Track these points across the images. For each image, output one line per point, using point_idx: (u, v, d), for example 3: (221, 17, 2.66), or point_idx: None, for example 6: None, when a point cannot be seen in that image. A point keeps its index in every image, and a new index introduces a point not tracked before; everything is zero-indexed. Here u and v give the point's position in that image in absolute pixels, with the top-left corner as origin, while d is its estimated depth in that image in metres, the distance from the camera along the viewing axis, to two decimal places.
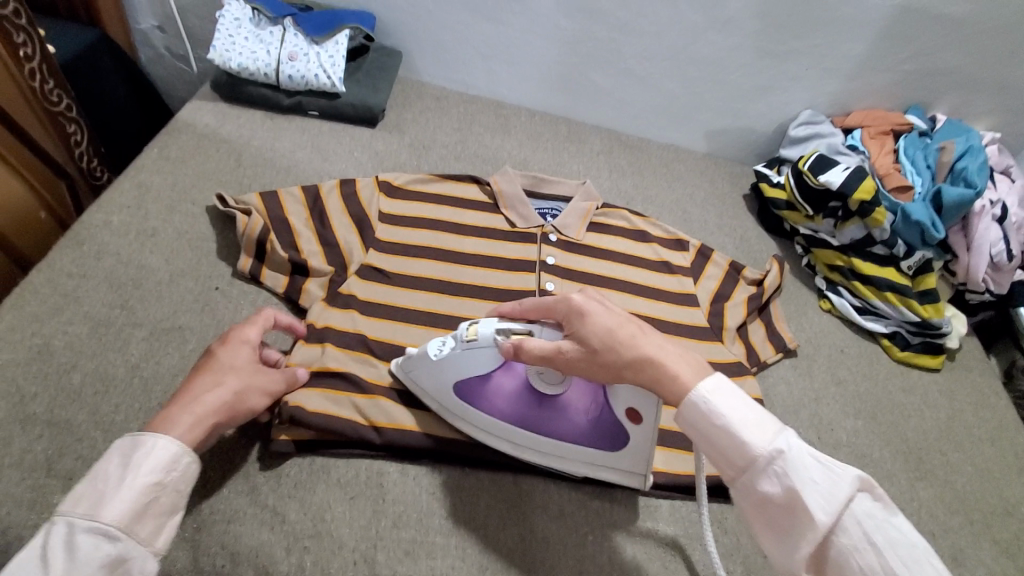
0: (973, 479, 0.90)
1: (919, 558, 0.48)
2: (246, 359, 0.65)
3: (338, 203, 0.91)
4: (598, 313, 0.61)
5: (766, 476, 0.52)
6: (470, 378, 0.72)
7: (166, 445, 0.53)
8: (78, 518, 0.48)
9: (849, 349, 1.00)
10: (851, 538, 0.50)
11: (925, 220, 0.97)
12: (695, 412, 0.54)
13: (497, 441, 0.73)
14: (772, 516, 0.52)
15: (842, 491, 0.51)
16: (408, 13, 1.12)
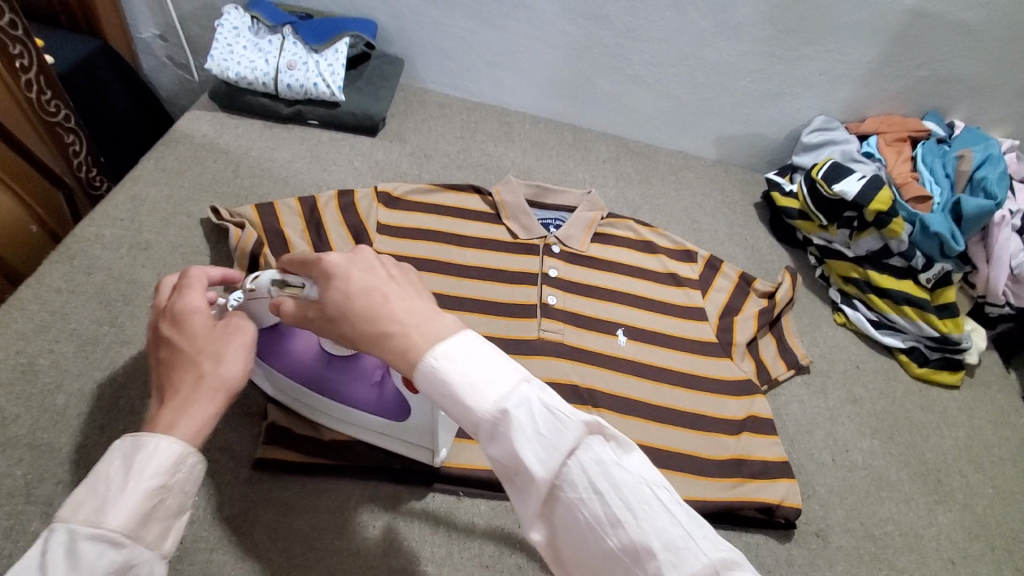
0: (996, 504, 0.86)
1: (642, 498, 0.39)
2: (201, 329, 0.53)
3: (335, 215, 0.89)
4: (351, 275, 0.51)
5: (490, 437, 0.43)
6: (261, 335, 0.70)
7: (168, 445, 0.45)
8: (76, 525, 0.41)
9: (865, 365, 0.96)
10: (577, 495, 0.40)
11: (944, 232, 0.93)
12: (424, 375, 0.45)
13: (284, 399, 0.72)
14: (508, 479, 0.44)
15: (567, 442, 0.41)
16: (409, 19, 1.10)
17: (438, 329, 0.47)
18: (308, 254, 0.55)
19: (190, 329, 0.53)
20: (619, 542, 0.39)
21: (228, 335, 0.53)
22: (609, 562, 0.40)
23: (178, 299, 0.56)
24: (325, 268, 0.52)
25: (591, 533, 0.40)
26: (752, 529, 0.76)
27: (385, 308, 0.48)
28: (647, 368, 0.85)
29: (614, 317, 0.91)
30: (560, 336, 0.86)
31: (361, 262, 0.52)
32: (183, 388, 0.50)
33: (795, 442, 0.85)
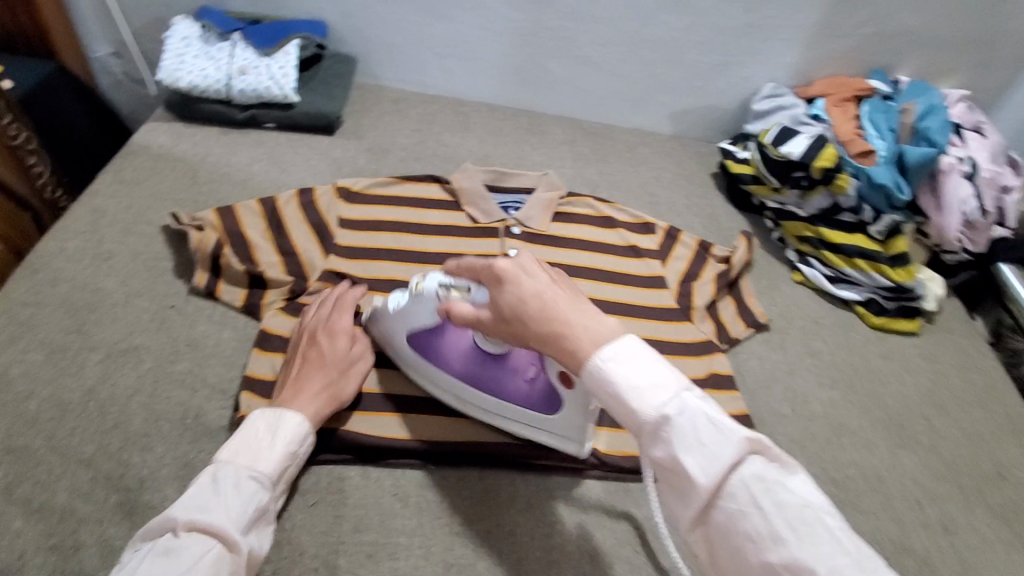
0: (963, 443, 0.87)
1: (804, 519, 0.47)
2: (342, 348, 0.74)
3: (295, 212, 0.90)
4: (520, 279, 0.60)
5: (656, 441, 0.52)
6: (422, 332, 0.75)
7: (300, 421, 0.64)
8: (239, 468, 0.58)
9: (823, 319, 0.99)
10: (738, 503, 0.49)
11: (889, 183, 0.96)
12: (597, 380, 0.54)
13: (445, 393, 0.76)
14: (669, 481, 0.53)
15: (730, 456, 0.50)
16: (359, 17, 1.12)
17: (604, 336, 0.56)
18: (476, 261, 0.64)
19: (336, 341, 0.74)
20: (777, 555, 0.47)
21: (356, 361, 0.75)
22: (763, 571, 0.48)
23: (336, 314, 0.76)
24: (498, 273, 0.61)
25: (749, 542, 0.48)
26: None
27: (549, 312, 0.57)
28: None
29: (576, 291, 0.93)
30: None
31: (526, 269, 0.60)
32: (320, 386, 0.69)
33: (756, 397, 0.87)
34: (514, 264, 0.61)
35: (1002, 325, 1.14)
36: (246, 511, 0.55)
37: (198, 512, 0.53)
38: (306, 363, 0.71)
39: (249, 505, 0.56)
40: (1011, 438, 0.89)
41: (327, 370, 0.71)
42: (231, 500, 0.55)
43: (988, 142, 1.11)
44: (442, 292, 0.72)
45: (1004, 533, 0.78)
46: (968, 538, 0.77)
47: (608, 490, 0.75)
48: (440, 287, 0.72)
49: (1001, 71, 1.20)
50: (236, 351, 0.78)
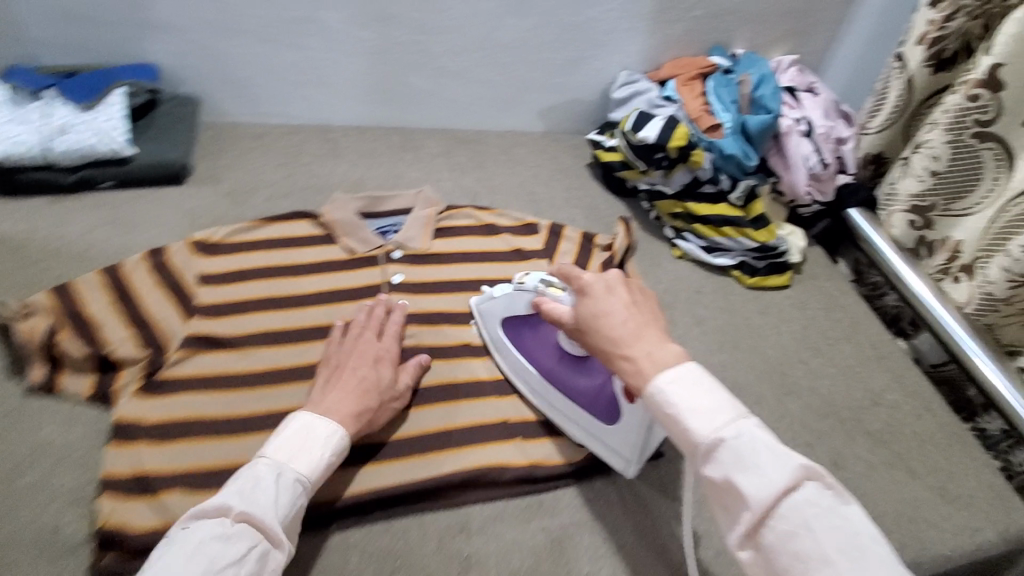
0: (837, 380, 0.95)
1: (856, 544, 0.51)
2: (387, 377, 0.76)
3: (146, 277, 0.83)
4: (601, 298, 0.69)
5: (710, 460, 0.57)
6: (518, 321, 0.86)
7: (342, 437, 0.67)
8: (288, 469, 0.62)
9: (704, 288, 1.04)
10: (790, 525, 0.53)
11: (737, 152, 1.02)
12: (655, 399, 0.60)
13: (518, 377, 0.85)
14: (722, 499, 0.57)
15: (785, 480, 0.54)
16: (190, 54, 1.04)
17: (664, 360, 0.62)
18: (571, 271, 0.72)
19: (378, 367, 0.77)
20: None
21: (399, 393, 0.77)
22: None
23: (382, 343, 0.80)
24: (583, 288, 0.70)
25: (798, 563, 0.52)
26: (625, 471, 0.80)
27: (615, 329, 0.66)
28: None
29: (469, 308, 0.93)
30: (415, 340, 0.87)
31: (608, 288, 0.69)
32: (359, 408, 0.71)
33: None
34: (602, 283, 0.70)
35: (860, 263, 1.26)
36: (287, 510, 0.60)
37: (247, 503, 0.58)
38: (343, 379, 0.73)
39: (290, 506, 0.60)
40: (877, 366, 0.98)
41: (365, 394, 0.72)
42: (279, 496, 0.59)
43: (820, 99, 1.22)
44: (542, 287, 0.81)
45: (883, 456, 0.86)
46: (855, 469, 0.84)
47: (519, 505, 0.76)
48: (540, 283, 0.82)
49: (820, 34, 1.32)
50: (92, 448, 0.71)
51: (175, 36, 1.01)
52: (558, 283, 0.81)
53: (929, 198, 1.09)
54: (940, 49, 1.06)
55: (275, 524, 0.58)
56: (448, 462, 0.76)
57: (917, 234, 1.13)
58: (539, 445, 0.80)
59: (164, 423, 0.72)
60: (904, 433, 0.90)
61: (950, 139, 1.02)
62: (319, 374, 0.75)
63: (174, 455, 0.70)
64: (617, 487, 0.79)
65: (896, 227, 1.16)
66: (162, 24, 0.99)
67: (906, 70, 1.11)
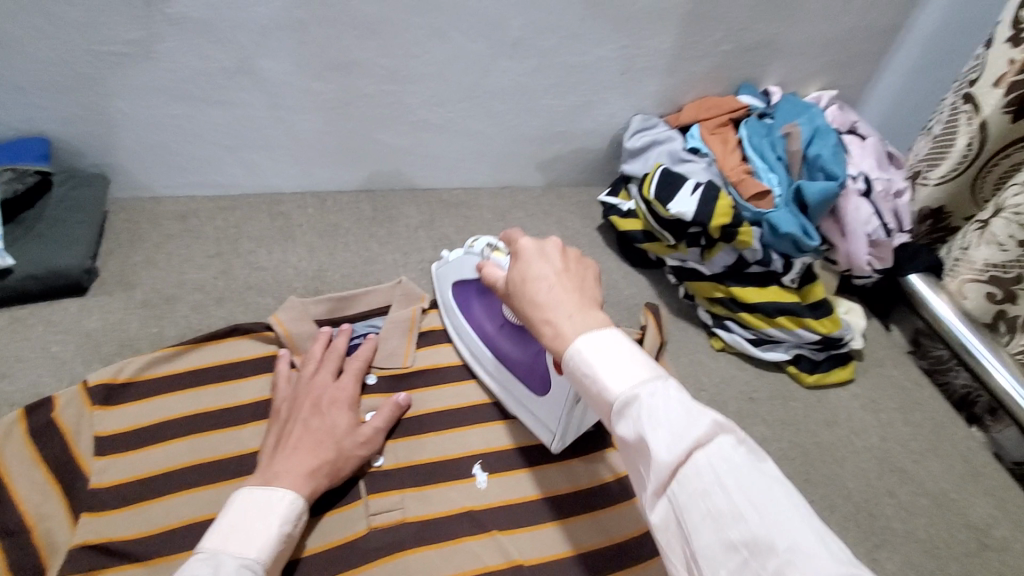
0: (933, 514, 0.76)
1: (774, 500, 0.38)
2: (345, 424, 0.67)
3: (21, 451, 0.61)
4: (529, 260, 0.54)
5: (620, 418, 0.43)
6: (463, 281, 0.79)
7: (292, 498, 0.57)
8: (228, 556, 0.51)
9: (757, 394, 0.85)
10: (701, 484, 0.39)
11: (795, 231, 0.82)
12: (569, 361, 0.47)
13: (464, 343, 0.79)
14: (629, 458, 0.44)
15: (697, 433, 0.40)
16: (89, 122, 0.80)
17: (587, 323, 0.48)
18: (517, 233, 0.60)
19: (333, 412, 0.67)
20: (741, 538, 0.37)
21: (368, 440, 0.67)
22: (721, 559, 0.37)
23: (342, 380, 0.71)
24: (515, 249, 0.56)
25: (709, 524, 0.38)
26: None
27: (539, 297, 0.51)
28: (513, 511, 0.68)
29: (466, 451, 0.72)
30: (398, 513, 0.66)
31: (543, 252, 0.54)
32: (314, 464, 0.62)
33: None
34: (534, 246, 0.55)
35: (920, 332, 1.05)
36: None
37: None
38: (294, 403, 0.67)
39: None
40: (976, 488, 0.80)
41: (320, 446, 0.63)
42: None
43: (870, 145, 1.04)
44: (486, 250, 0.71)
45: None
46: None
47: None
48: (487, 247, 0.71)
49: (861, 65, 1.14)
50: None
51: (69, 102, 0.77)
52: (504, 247, 0.70)
53: (1013, 269, 0.90)
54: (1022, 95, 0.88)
55: None
56: None
57: (996, 308, 0.94)
58: None
59: None
60: None
61: None
62: (270, 433, 0.65)
63: None
64: None
65: (968, 298, 0.97)
66: (48, 88, 0.75)
67: (977, 117, 0.93)
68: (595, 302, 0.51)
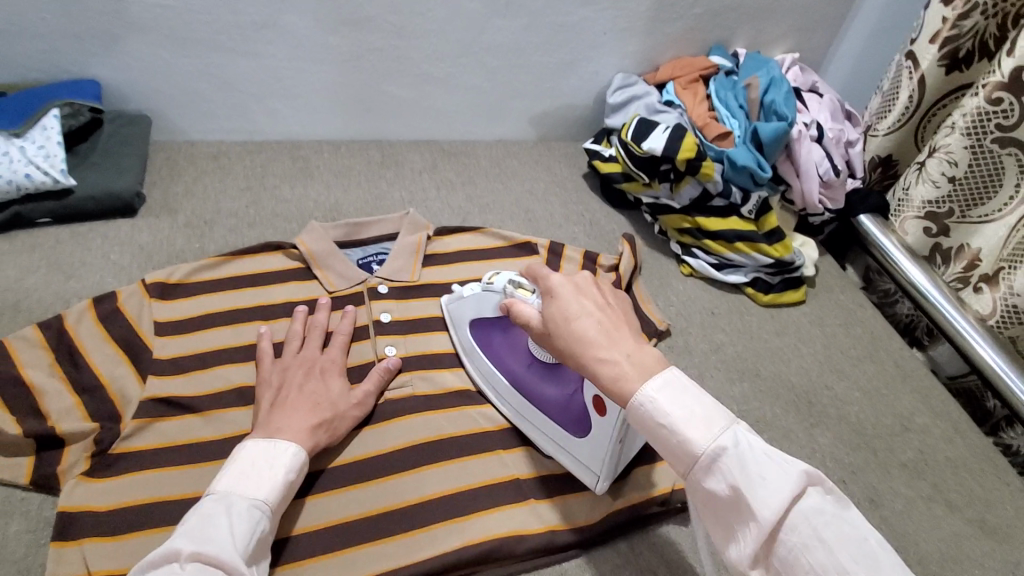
0: (864, 405, 0.89)
1: (867, 550, 0.48)
2: (338, 391, 0.72)
3: (93, 329, 0.72)
4: (568, 300, 0.61)
5: (712, 474, 0.51)
6: (486, 325, 0.80)
7: (296, 452, 0.63)
8: (239, 497, 0.57)
9: (718, 309, 0.98)
10: (802, 537, 0.48)
11: (751, 163, 0.95)
12: (637, 406, 0.54)
13: (490, 387, 0.79)
14: (721, 514, 0.52)
15: (791, 488, 0.50)
16: (134, 68, 0.91)
17: (645, 363, 0.56)
18: (538, 269, 0.64)
19: (326, 379, 0.73)
20: None
21: (358, 403, 0.73)
22: None
23: (325, 355, 0.76)
24: (547, 287, 0.62)
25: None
26: (653, 527, 0.73)
27: (588, 334, 0.58)
28: None
29: None
30: (410, 388, 0.78)
31: (578, 290, 0.62)
32: (314, 422, 0.67)
33: None
34: (567, 282, 0.62)
35: (870, 269, 1.20)
36: (245, 542, 0.55)
37: (199, 544, 0.52)
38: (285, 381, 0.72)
39: (248, 536, 0.55)
40: (904, 386, 0.93)
41: (317, 408, 0.69)
42: (235, 528, 0.55)
43: (826, 100, 1.16)
44: (509, 288, 0.72)
45: (921, 489, 0.81)
46: (896, 506, 0.79)
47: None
48: (508, 284, 0.72)
49: (822, 30, 1.26)
50: (30, 549, 0.61)
51: (119, 49, 0.88)
52: (527, 283, 0.71)
53: (945, 204, 1.05)
54: (954, 48, 1.01)
55: (232, 559, 0.52)
56: (453, 534, 0.67)
57: (932, 241, 1.10)
58: (558, 506, 0.71)
59: (119, 510, 0.62)
60: (937, 460, 0.85)
61: (969, 144, 0.98)
62: (262, 398, 0.70)
63: (131, 552, 0.60)
64: (643, 543, 0.72)
65: (909, 234, 1.12)
66: (101, 36, 0.86)
67: (918, 70, 1.06)
68: (640, 336, 0.59)
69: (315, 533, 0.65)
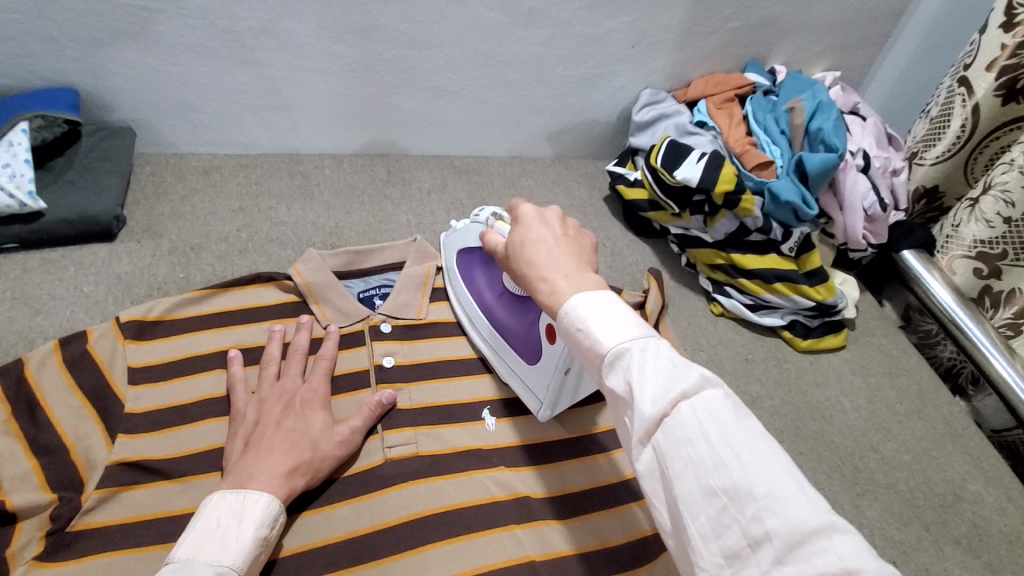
0: (913, 469, 0.81)
1: (757, 451, 0.40)
2: (319, 426, 0.65)
3: (58, 379, 0.64)
4: (530, 225, 0.58)
5: (611, 372, 0.45)
6: (467, 250, 0.81)
7: (268, 501, 0.56)
8: (201, 564, 0.50)
9: (753, 355, 0.89)
10: (685, 432, 0.41)
11: (795, 198, 0.86)
12: (561, 321, 0.50)
13: (461, 309, 0.81)
14: (617, 411, 0.46)
15: (683, 386, 0.43)
16: (117, 76, 0.82)
17: (582, 284, 0.51)
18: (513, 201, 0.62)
19: (307, 413, 0.66)
20: (721, 483, 0.39)
21: (341, 441, 0.66)
22: (701, 503, 0.40)
23: (307, 382, 0.69)
24: (515, 215, 0.59)
25: (690, 470, 0.40)
26: None
27: (537, 257, 0.55)
28: (516, 452, 0.73)
29: (477, 396, 0.76)
30: (413, 447, 0.69)
31: (541, 215, 0.58)
32: (290, 466, 0.61)
33: None
34: (535, 212, 0.59)
35: (909, 307, 1.11)
36: None
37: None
38: (262, 416, 0.65)
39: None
40: (955, 448, 0.85)
41: (295, 448, 0.62)
42: None
43: (871, 124, 1.07)
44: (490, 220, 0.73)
45: (979, 570, 0.73)
46: None
47: None
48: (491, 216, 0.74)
49: (865, 48, 1.17)
50: None
51: (99, 54, 0.79)
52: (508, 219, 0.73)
53: (998, 245, 0.96)
54: (1012, 77, 0.92)
55: None
56: None
57: (982, 283, 1.01)
58: None
59: None
60: (996, 537, 0.77)
61: None
62: (234, 435, 0.63)
63: None
64: None
65: (957, 273, 1.03)
66: (80, 40, 0.77)
67: (972, 98, 0.97)
68: (590, 266, 0.54)
69: None
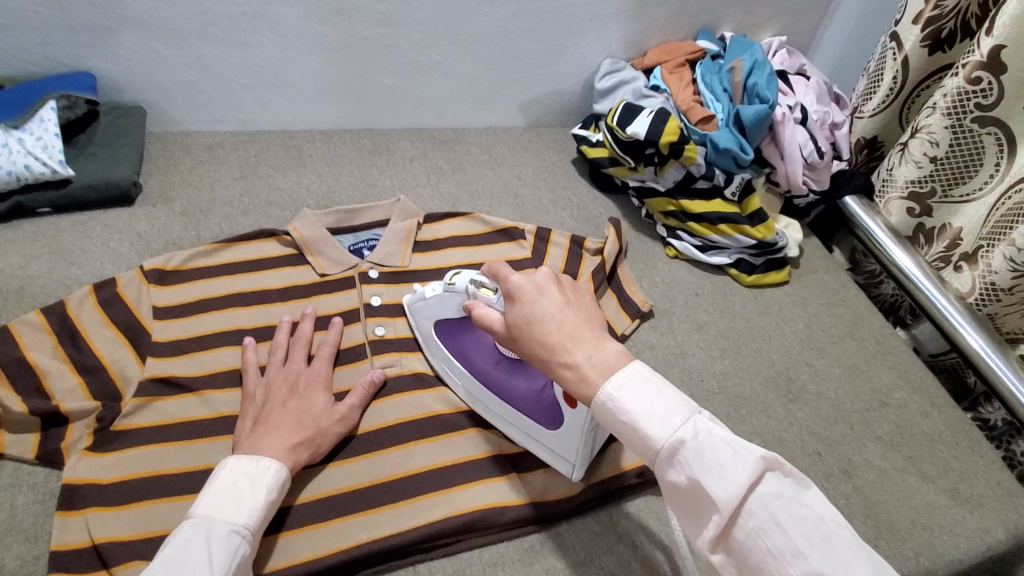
0: (842, 381, 0.92)
1: (829, 534, 0.46)
2: (321, 409, 0.72)
3: (94, 314, 0.75)
4: (531, 301, 0.59)
5: (672, 466, 0.50)
6: (447, 322, 0.80)
7: (278, 469, 0.64)
8: (219, 521, 0.58)
9: (702, 290, 1.00)
10: (758, 522, 0.48)
11: (733, 146, 0.97)
12: (598, 407, 0.54)
13: (456, 384, 0.80)
14: (685, 502, 0.51)
15: (747, 474, 0.48)
16: (129, 61, 0.93)
17: (606, 361, 0.55)
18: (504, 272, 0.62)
19: (309, 394, 0.74)
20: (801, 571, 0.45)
21: (342, 419, 0.73)
22: None
23: (308, 368, 0.77)
24: (508, 289, 0.61)
25: (771, 561, 0.46)
26: (632, 497, 0.76)
27: (550, 336, 0.57)
28: None
29: None
30: (399, 367, 0.81)
31: (540, 289, 0.60)
32: (295, 440, 0.68)
33: None
34: (529, 282, 0.60)
35: (855, 251, 1.22)
36: (228, 564, 0.55)
37: (176, 571, 0.51)
38: (268, 407, 0.71)
39: (230, 561, 0.55)
40: (883, 363, 0.95)
41: (300, 425, 0.70)
42: (215, 551, 0.55)
43: (813, 84, 1.17)
44: (471, 288, 0.71)
45: (896, 459, 0.84)
46: (868, 477, 0.82)
47: (522, 549, 0.71)
48: (470, 284, 0.72)
49: (809, 14, 1.26)
50: (38, 518, 0.65)
51: (113, 41, 0.90)
52: (488, 282, 0.71)
53: (928, 184, 1.06)
54: (937, 29, 1.02)
55: None
56: (439, 506, 0.70)
57: (915, 222, 1.12)
58: (539, 479, 0.75)
59: (123, 481, 0.66)
60: (914, 433, 0.87)
61: (949, 124, 0.99)
62: (245, 414, 0.70)
63: (134, 519, 0.64)
64: (626, 511, 0.75)
65: (894, 215, 1.13)
66: (96, 29, 0.88)
67: (902, 51, 1.06)
68: (602, 332, 0.57)
69: (305, 505, 0.69)
